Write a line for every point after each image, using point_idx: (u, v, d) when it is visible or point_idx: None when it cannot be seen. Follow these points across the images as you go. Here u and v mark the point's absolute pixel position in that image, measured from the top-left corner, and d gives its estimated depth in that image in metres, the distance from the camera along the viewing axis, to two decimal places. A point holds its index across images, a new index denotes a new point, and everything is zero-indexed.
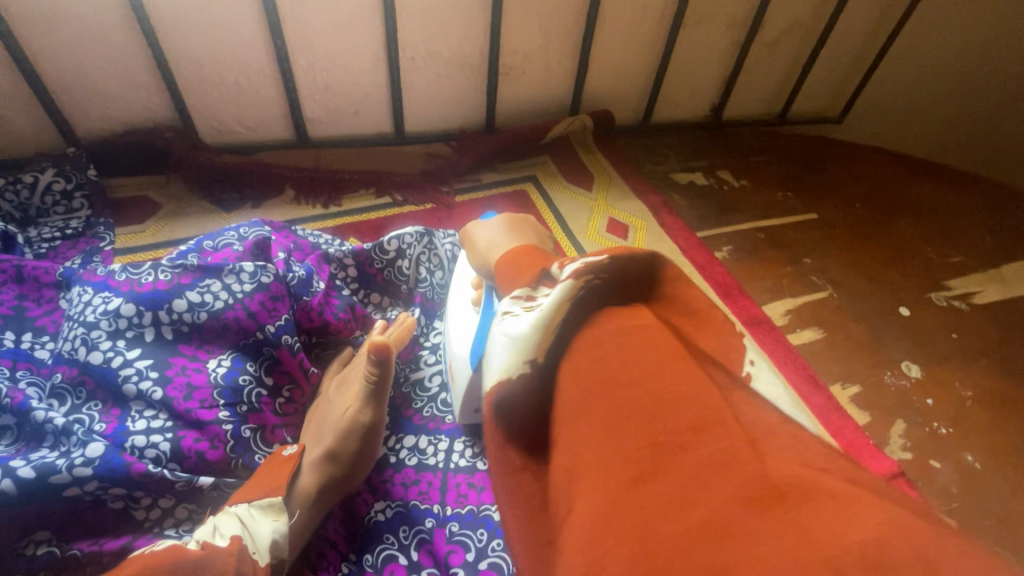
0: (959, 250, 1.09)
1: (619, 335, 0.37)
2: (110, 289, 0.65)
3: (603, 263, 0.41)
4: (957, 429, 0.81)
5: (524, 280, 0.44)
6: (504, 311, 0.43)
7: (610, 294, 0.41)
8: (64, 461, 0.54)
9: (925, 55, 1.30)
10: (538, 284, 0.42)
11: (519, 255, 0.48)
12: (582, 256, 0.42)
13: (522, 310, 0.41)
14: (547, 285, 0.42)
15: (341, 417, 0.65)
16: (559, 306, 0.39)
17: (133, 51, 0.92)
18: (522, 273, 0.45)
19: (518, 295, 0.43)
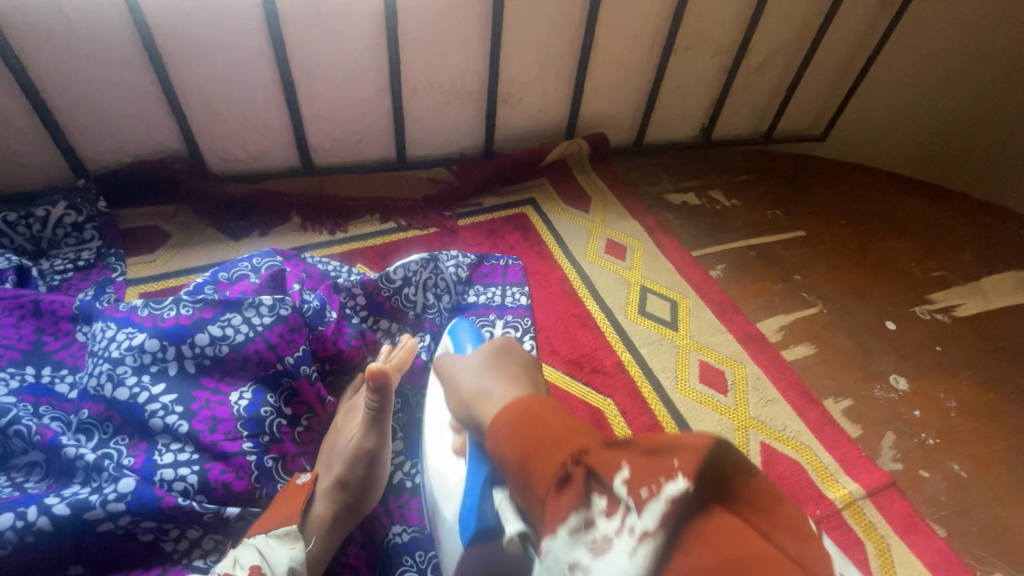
0: (940, 264, 1.14)
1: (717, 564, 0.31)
2: (133, 324, 0.67)
3: (684, 486, 0.34)
4: (944, 439, 0.85)
5: (570, 501, 0.37)
6: (569, 560, 0.36)
7: (694, 512, 0.33)
8: (97, 497, 0.56)
9: (901, 76, 1.37)
10: (591, 498, 0.37)
11: (540, 447, 0.42)
12: (648, 477, 0.35)
13: (596, 556, 0.35)
14: (608, 509, 0.36)
15: (347, 445, 0.68)
16: (650, 562, 0.32)
17: (143, 86, 0.95)
18: (561, 486, 0.39)
19: (576, 526, 0.37)
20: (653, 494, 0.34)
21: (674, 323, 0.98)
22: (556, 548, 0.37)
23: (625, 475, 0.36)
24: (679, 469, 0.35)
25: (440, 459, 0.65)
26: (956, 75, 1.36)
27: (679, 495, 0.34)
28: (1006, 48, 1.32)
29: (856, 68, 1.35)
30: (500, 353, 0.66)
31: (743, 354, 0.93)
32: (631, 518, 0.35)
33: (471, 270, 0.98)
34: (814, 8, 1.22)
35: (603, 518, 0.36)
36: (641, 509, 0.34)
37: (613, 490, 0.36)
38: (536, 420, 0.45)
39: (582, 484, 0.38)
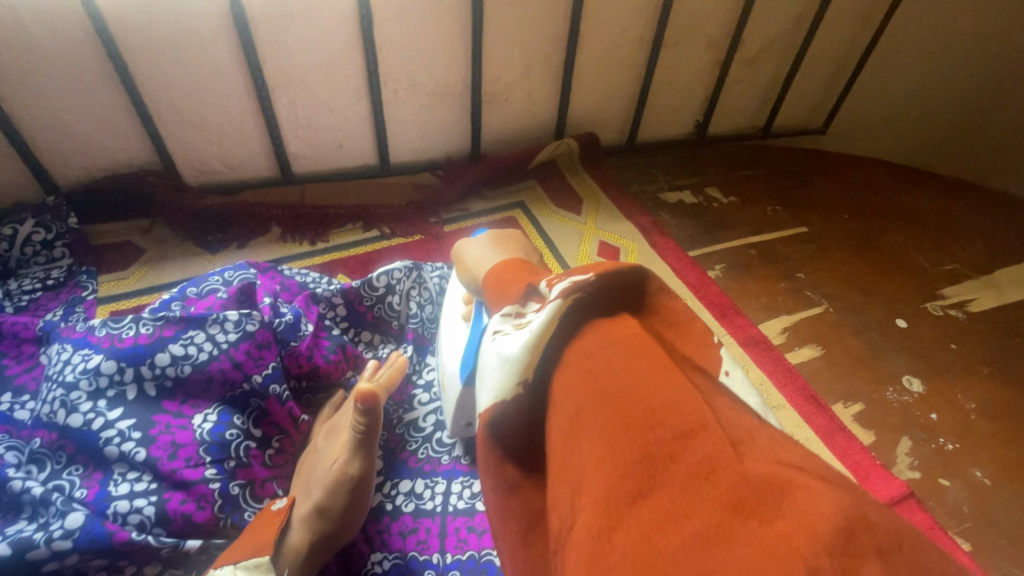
0: (951, 257, 1.09)
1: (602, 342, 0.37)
2: (90, 345, 0.63)
3: (593, 277, 0.40)
4: (964, 443, 0.79)
5: (512, 297, 0.45)
6: (497, 331, 0.44)
7: (595, 302, 0.40)
8: (42, 535, 0.52)
9: (903, 63, 1.32)
10: (527, 301, 0.44)
11: (508, 272, 0.50)
12: (569, 274, 0.42)
13: (517, 326, 0.42)
14: (537, 301, 0.43)
15: (330, 467, 0.62)
16: (547, 325, 0.39)
17: (111, 98, 0.91)
18: (509, 292, 0.47)
19: (508, 313, 0.44)
20: (563, 281, 0.41)
21: None
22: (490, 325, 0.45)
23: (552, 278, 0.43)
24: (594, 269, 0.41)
25: (451, 323, 0.70)
26: (959, 60, 1.31)
27: (585, 283, 0.40)
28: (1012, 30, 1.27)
29: (855, 57, 1.30)
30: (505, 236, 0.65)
31: (745, 358, 0.88)
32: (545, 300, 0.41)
33: None
34: None
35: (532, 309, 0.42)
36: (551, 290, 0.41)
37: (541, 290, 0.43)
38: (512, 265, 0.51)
39: (521, 293, 0.45)
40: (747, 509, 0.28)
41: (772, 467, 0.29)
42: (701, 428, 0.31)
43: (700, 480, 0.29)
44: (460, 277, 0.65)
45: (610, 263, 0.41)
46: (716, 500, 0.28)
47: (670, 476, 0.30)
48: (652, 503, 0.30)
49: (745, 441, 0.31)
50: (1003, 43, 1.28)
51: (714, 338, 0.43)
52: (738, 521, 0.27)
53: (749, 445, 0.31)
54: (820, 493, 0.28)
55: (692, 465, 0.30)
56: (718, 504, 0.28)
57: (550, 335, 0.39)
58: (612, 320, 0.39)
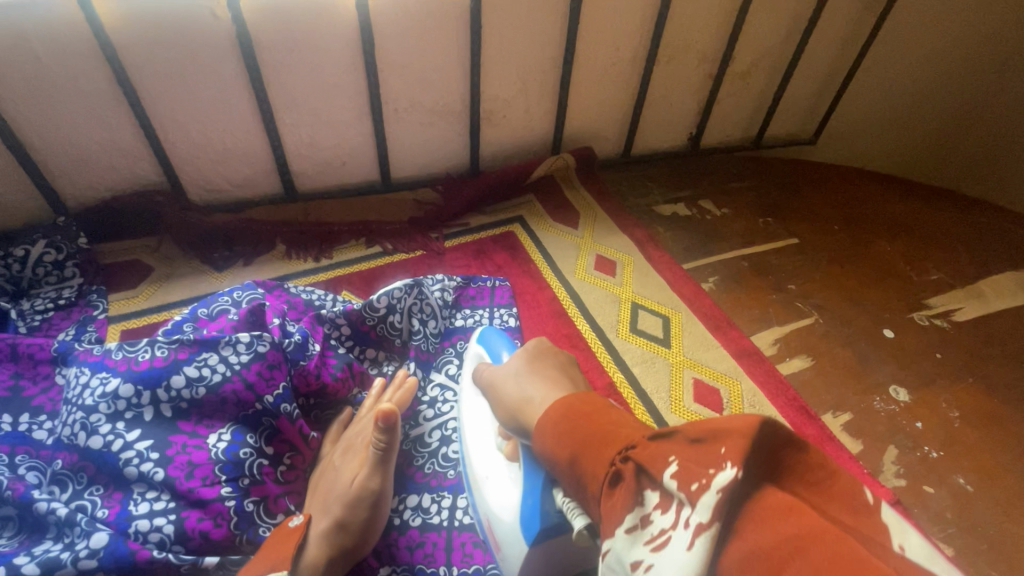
0: (936, 267, 1.12)
1: (777, 544, 0.31)
2: (107, 368, 0.66)
3: (734, 471, 0.33)
4: (947, 451, 0.83)
5: (624, 502, 0.40)
6: (631, 560, 0.37)
7: (742, 499, 0.33)
8: (69, 553, 0.55)
9: (891, 77, 1.35)
10: (647, 506, 0.38)
11: (575, 438, 0.47)
12: (687, 474, 0.36)
13: (656, 551, 0.35)
14: (662, 503, 0.37)
15: (349, 486, 0.66)
16: (704, 556, 0.32)
17: (120, 121, 0.94)
18: (598, 479, 0.43)
19: (633, 527, 0.38)
20: (703, 487, 0.34)
21: (667, 339, 0.96)
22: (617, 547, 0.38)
23: (675, 476, 0.36)
24: (728, 458, 0.34)
25: (483, 454, 0.68)
26: (943, 74, 1.35)
27: (729, 483, 0.33)
28: (992, 44, 1.31)
29: (843, 70, 1.34)
30: (535, 356, 0.67)
31: (738, 370, 0.91)
32: (685, 515, 0.35)
33: (457, 293, 0.96)
34: (797, 13, 1.21)
35: (659, 517, 0.37)
36: (694, 505, 0.34)
37: (668, 489, 0.37)
38: (586, 429, 0.47)
39: (633, 483, 0.40)
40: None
41: None
42: None
43: None
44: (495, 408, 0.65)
45: (733, 436, 0.35)
46: None
47: None
48: None
49: None
50: (985, 57, 1.33)
51: (870, 495, 0.32)
52: None
53: None
54: None
55: None
56: None
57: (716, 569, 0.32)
58: (773, 508, 0.32)
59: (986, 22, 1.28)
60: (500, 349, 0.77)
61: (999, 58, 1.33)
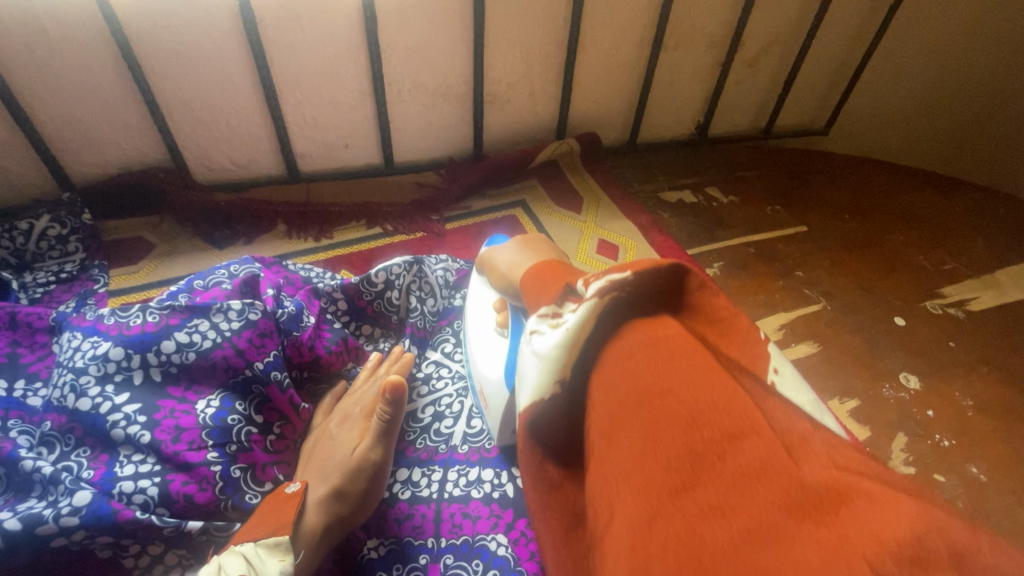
0: (951, 256, 1.09)
1: (654, 339, 0.37)
2: (99, 333, 0.66)
3: (629, 275, 0.40)
4: (960, 441, 0.79)
5: (553, 296, 0.45)
6: (533, 329, 0.44)
7: (627, 300, 0.40)
8: (51, 510, 0.55)
9: (908, 62, 1.32)
10: (564, 300, 0.44)
11: (543, 274, 0.50)
12: (605, 272, 0.42)
13: (551, 326, 0.42)
14: (575, 299, 0.42)
15: (349, 456, 0.65)
16: (584, 322, 0.39)
17: (126, 100, 0.94)
18: (551, 291, 0.46)
19: (546, 313, 0.44)
20: (598, 278, 0.41)
21: None
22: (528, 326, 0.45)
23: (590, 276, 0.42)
24: (631, 268, 0.40)
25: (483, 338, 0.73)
26: (963, 60, 1.32)
27: (620, 281, 0.40)
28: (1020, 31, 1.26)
29: (856, 58, 1.31)
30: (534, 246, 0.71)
31: None
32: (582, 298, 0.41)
33: (460, 275, 0.97)
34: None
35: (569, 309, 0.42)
36: (588, 289, 0.41)
37: (578, 290, 0.43)
38: (552, 272, 0.50)
39: (561, 293, 0.44)
40: (820, 518, 0.28)
41: (831, 476, 0.31)
42: (752, 431, 0.31)
43: (749, 481, 0.30)
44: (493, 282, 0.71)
45: (646, 261, 0.41)
46: (776, 503, 0.29)
47: (718, 475, 0.31)
48: (695, 501, 0.31)
49: (800, 452, 0.32)
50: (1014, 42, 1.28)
51: (762, 336, 0.42)
52: (793, 524, 0.28)
53: (805, 455, 0.32)
54: (894, 508, 0.28)
55: (740, 466, 0.30)
56: (780, 505, 0.29)
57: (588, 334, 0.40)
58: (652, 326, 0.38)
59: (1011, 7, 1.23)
60: (500, 240, 0.78)
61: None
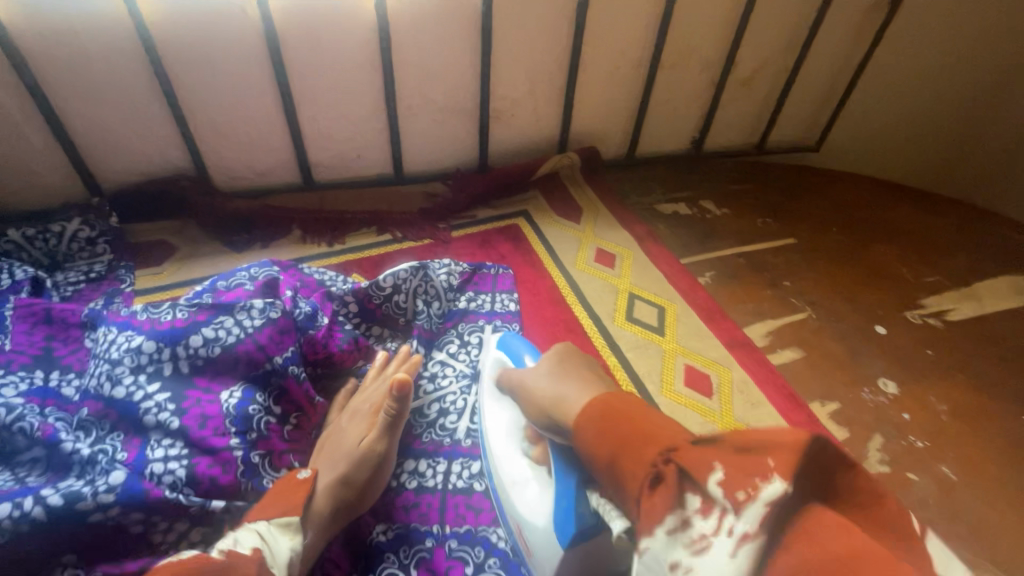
0: (933, 269, 1.14)
1: (817, 568, 0.31)
2: (132, 327, 0.72)
3: (784, 488, 0.34)
4: (933, 442, 0.84)
5: (661, 495, 0.38)
6: (665, 557, 0.37)
7: (787, 514, 0.34)
8: (89, 488, 0.59)
9: (895, 85, 1.39)
10: (687, 497, 0.37)
11: (614, 431, 0.45)
12: (741, 474, 0.36)
13: (693, 556, 0.35)
14: (703, 503, 0.36)
15: (356, 448, 0.70)
16: (747, 567, 0.33)
17: (154, 112, 1.01)
18: (639, 467, 0.41)
19: (673, 526, 0.37)
20: (750, 497, 0.34)
21: (661, 328, 0.99)
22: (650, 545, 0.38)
23: (720, 478, 0.36)
24: (778, 471, 0.35)
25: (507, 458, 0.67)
26: (948, 83, 1.38)
27: (777, 498, 0.34)
28: (997, 54, 1.34)
29: (845, 79, 1.37)
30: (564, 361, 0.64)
31: (730, 358, 0.94)
32: (731, 522, 0.35)
33: (463, 278, 1.01)
34: (799, 23, 1.25)
35: (700, 517, 0.36)
36: (740, 512, 0.34)
37: (705, 488, 0.36)
38: (624, 418, 0.46)
39: (673, 483, 0.38)
40: None
41: None
42: None
43: None
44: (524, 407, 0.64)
45: (789, 453, 0.36)
46: None
47: None
48: None
49: None
50: (993, 66, 1.35)
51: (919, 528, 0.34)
52: None
53: None
54: None
55: None
56: None
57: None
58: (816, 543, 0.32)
59: (990, 33, 1.31)
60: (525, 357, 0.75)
61: (1006, 69, 1.35)
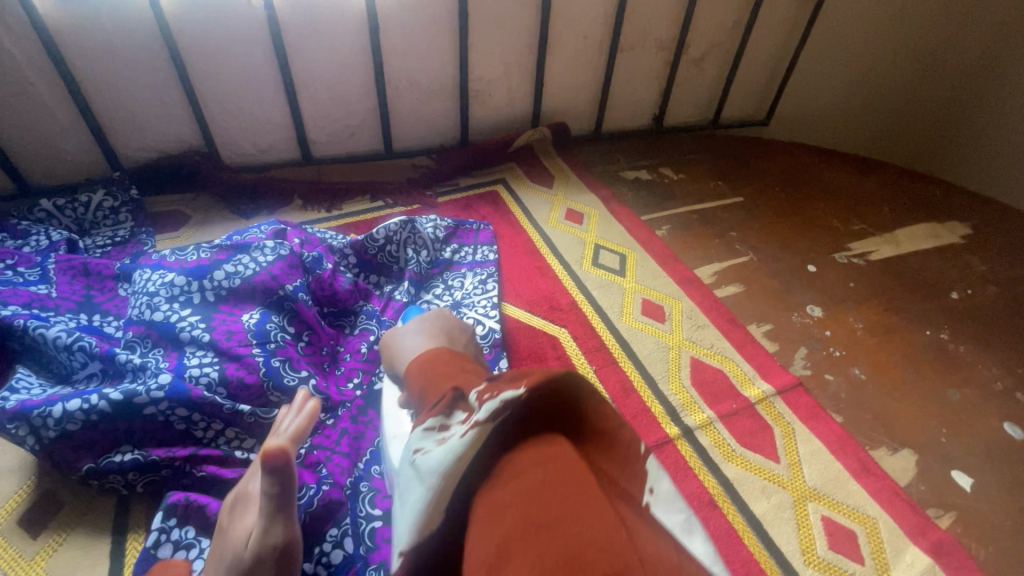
0: (860, 219, 1.31)
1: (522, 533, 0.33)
2: (164, 267, 0.85)
3: (520, 391, 0.39)
4: (849, 351, 1.00)
5: (438, 409, 0.48)
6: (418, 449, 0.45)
7: (521, 414, 0.39)
8: (143, 387, 0.71)
9: (828, 62, 1.55)
10: (454, 410, 0.46)
11: (432, 364, 0.58)
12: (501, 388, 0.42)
13: (435, 444, 0.44)
14: (464, 412, 0.45)
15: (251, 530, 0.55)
16: (471, 446, 0.39)
17: (170, 94, 1.13)
18: (440, 392, 0.51)
19: (432, 426, 0.47)
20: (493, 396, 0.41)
21: (622, 271, 1.13)
22: (414, 440, 0.47)
23: (481, 389, 0.46)
24: (524, 381, 0.40)
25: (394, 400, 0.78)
26: (876, 57, 1.56)
27: (511, 399, 0.39)
28: (909, 53, 1.57)
29: (787, 58, 1.53)
30: (431, 322, 0.79)
31: (680, 292, 1.09)
32: (472, 416, 0.42)
33: (447, 232, 1.13)
34: (742, 8, 1.40)
35: (457, 423, 0.44)
36: (480, 406, 0.41)
37: (471, 401, 0.46)
38: (445, 363, 0.57)
39: (452, 402, 0.48)
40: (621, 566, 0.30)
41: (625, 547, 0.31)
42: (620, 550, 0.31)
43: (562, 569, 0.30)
44: (394, 358, 0.77)
45: (538, 371, 0.40)
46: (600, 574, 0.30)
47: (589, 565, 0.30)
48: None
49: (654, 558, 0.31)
50: (922, 40, 1.54)
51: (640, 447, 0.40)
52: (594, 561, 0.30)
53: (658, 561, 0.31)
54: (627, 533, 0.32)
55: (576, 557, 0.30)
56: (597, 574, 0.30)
57: (469, 458, 0.39)
58: (543, 448, 0.38)
59: (904, 33, 1.52)
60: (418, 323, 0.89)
61: (918, 69, 1.60)
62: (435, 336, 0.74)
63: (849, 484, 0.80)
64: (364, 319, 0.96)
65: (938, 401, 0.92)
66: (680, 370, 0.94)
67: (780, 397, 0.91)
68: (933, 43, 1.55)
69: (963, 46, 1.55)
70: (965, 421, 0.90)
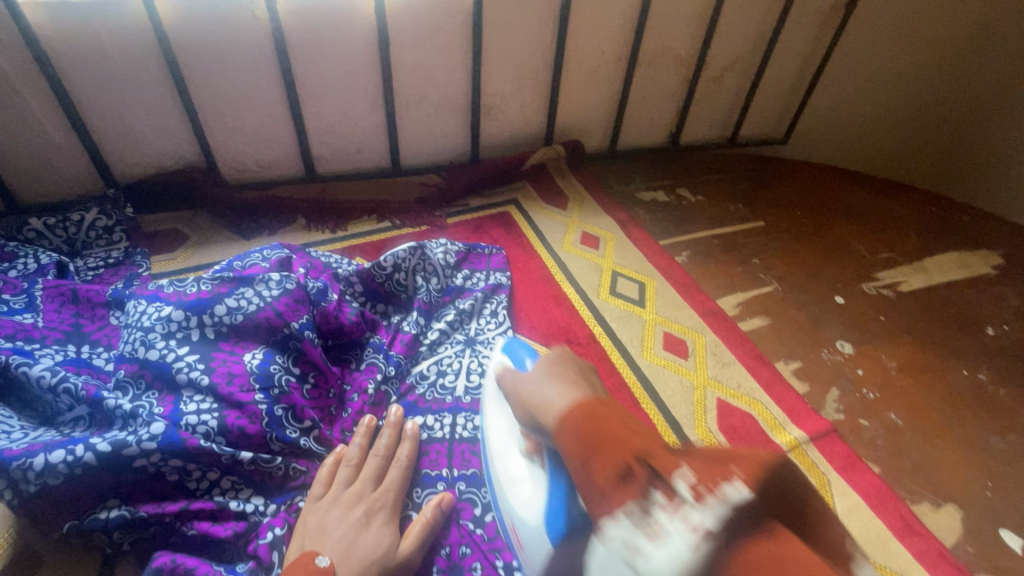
0: (887, 247, 1.26)
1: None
2: (160, 299, 0.79)
3: (748, 493, 0.42)
4: (883, 393, 0.94)
5: (633, 490, 0.46)
6: (625, 539, 0.43)
7: (750, 516, 0.42)
8: (133, 437, 0.65)
9: (848, 80, 1.50)
10: (655, 494, 0.45)
11: (587, 419, 0.56)
12: (715, 481, 0.44)
13: (649, 538, 0.42)
14: (670, 498, 0.44)
15: (391, 549, 0.64)
16: (695, 550, 0.40)
17: (169, 110, 1.08)
18: (617, 460, 0.49)
19: (635, 516, 0.44)
20: (714, 492, 0.43)
21: (642, 301, 1.08)
22: (614, 530, 0.45)
23: (688, 478, 0.45)
24: (742, 481, 0.43)
25: (504, 444, 0.70)
26: (897, 76, 1.51)
27: (739, 497, 0.42)
28: (924, 83, 1.54)
29: (809, 75, 1.48)
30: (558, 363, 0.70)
31: (703, 326, 1.04)
32: (685, 510, 0.43)
33: (458, 257, 1.07)
34: (763, 25, 1.35)
35: (662, 510, 0.43)
36: (700, 508, 0.42)
37: (674, 487, 0.45)
38: (602, 423, 0.55)
39: (645, 482, 0.46)
40: None
41: None
42: None
43: None
44: (517, 404, 0.68)
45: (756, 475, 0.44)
46: None
47: None
48: None
49: None
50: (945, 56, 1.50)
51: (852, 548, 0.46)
52: None
53: None
54: None
55: None
56: None
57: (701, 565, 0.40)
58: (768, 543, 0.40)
59: (921, 61, 1.49)
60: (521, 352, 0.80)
61: (936, 90, 1.56)
62: (571, 376, 0.67)
63: (892, 544, 0.74)
64: (371, 354, 0.91)
65: (979, 449, 0.87)
66: (706, 413, 0.89)
67: (812, 445, 0.85)
68: (950, 67, 1.52)
69: (964, 93, 1.55)
70: (1009, 473, 0.84)
